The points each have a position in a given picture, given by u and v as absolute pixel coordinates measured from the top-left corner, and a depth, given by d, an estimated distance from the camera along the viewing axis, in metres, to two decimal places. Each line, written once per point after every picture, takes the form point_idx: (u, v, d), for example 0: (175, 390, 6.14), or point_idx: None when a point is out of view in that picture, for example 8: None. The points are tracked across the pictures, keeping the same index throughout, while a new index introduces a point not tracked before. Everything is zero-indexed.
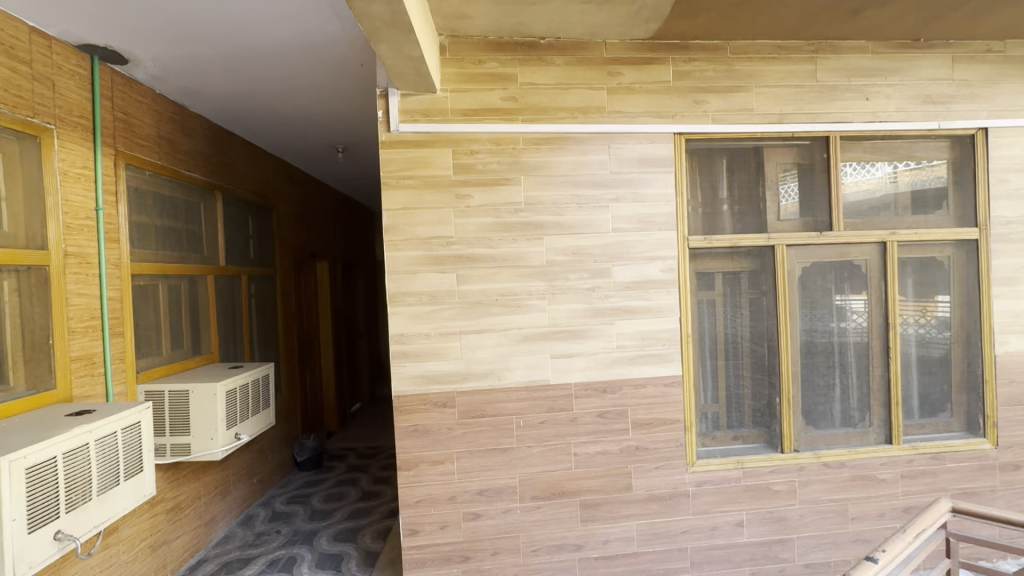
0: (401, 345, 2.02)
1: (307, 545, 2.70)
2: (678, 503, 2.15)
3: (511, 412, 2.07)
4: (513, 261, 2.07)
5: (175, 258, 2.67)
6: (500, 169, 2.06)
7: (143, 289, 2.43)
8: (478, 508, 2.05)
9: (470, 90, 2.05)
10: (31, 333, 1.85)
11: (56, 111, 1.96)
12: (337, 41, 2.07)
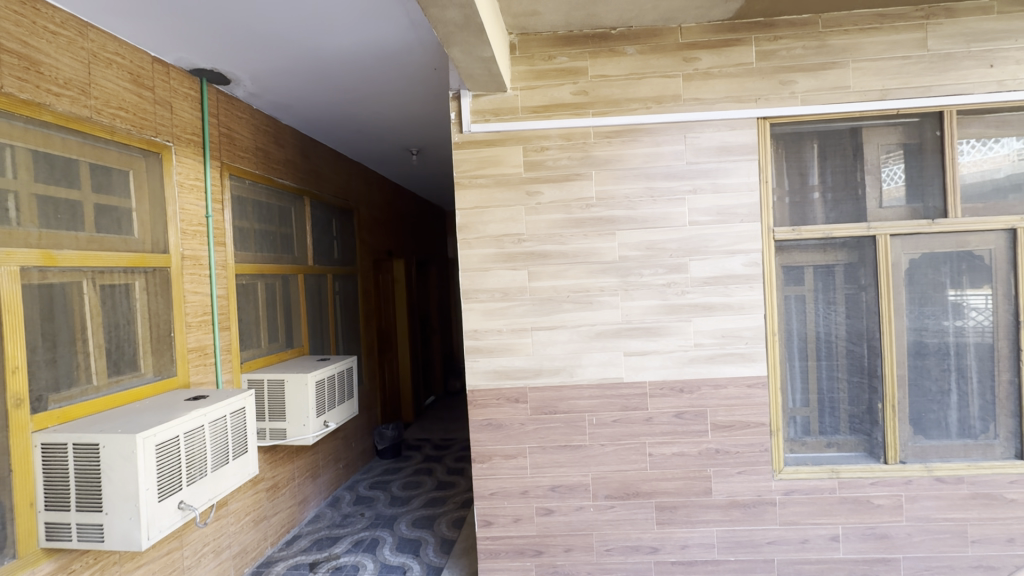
0: (474, 341, 2.08)
1: (389, 529, 2.86)
2: (764, 512, 2.03)
3: (583, 409, 2.05)
4: (584, 257, 2.04)
5: (271, 259, 2.92)
6: (571, 164, 2.04)
7: (245, 288, 2.68)
8: (551, 503, 2.06)
9: (539, 87, 2.05)
10: (157, 326, 2.10)
11: (173, 130, 2.22)
12: (412, 49, 2.15)
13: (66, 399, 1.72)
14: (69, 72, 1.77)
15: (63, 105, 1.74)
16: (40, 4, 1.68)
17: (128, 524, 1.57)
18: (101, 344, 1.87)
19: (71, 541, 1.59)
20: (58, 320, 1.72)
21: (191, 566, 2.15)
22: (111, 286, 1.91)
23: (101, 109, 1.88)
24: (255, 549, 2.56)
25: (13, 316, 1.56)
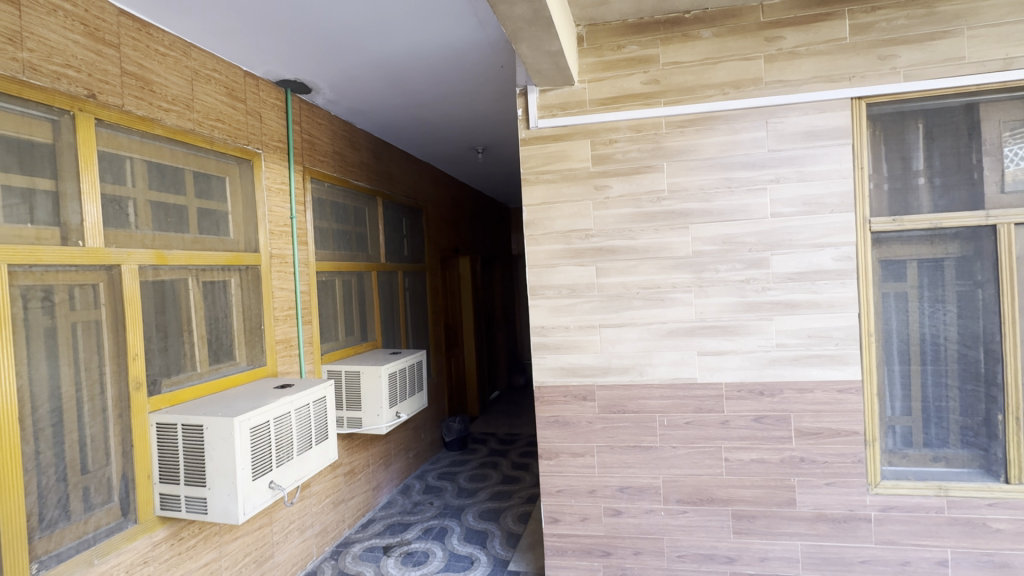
0: (541, 337, 2.07)
1: (457, 519, 2.93)
2: (856, 528, 1.86)
3: (654, 410, 1.99)
4: (655, 252, 1.97)
5: (347, 256, 3.09)
6: (641, 157, 1.98)
7: (324, 284, 2.85)
8: (619, 504, 2.01)
9: (608, 78, 2.00)
10: (249, 319, 2.29)
11: (262, 138, 2.39)
12: (480, 48, 2.17)
13: (175, 383, 1.92)
14: (176, 89, 1.96)
15: (172, 119, 1.93)
16: (153, 29, 1.87)
17: (227, 499, 1.73)
18: (204, 335, 2.06)
19: (180, 511, 1.77)
20: (169, 313, 1.91)
21: (279, 541, 2.32)
22: (211, 282, 2.11)
23: (202, 121, 2.07)
24: (334, 530, 2.72)
25: (134, 309, 1.76)
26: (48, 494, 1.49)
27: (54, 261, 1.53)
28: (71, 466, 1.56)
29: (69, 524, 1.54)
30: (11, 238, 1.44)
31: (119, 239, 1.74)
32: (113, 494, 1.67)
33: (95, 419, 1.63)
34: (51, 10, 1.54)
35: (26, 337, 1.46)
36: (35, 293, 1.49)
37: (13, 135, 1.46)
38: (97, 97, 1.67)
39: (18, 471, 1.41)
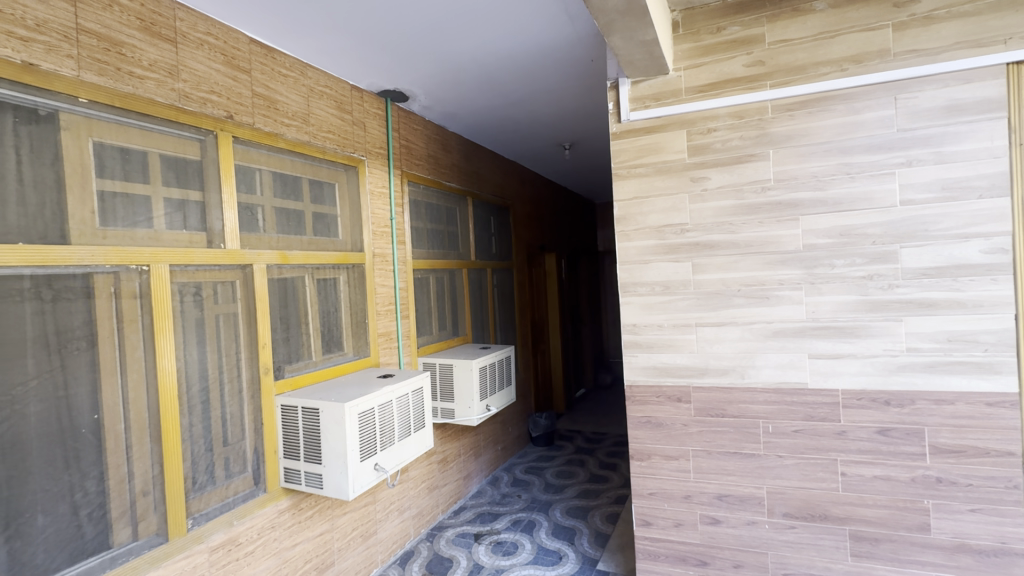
0: (633, 336, 2.02)
1: (544, 514, 2.96)
2: (1009, 564, 1.61)
3: (757, 415, 1.86)
4: (760, 246, 1.84)
5: (440, 254, 3.24)
6: (744, 145, 1.85)
7: (420, 281, 3.02)
8: (717, 513, 1.91)
9: (707, 64, 1.89)
10: (356, 313, 2.49)
11: (366, 146, 2.58)
12: (570, 43, 2.16)
13: (295, 370, 2.14)
14: (295, 105, 2.18)
15: (292, 133, 2.15)
16: (276, 53, 2.10)
17: (339, 477, 1.90)
18: (318, 327, 2.28)
19: (300, 484, 1.98)
20: (290, 307, 2.14)
21: (381, 519, 2.51)
22: (324, 280, 2.32)
23: (316, 133, 2.28)
24: (429, 513, 2.88)
25: (263, 302, 1.99)
26: (199, 461, 1.74)
27: (202, 260, 1.78)
28: (215, 438, 1.80)
29: (215, 488, 1.79)
30: (170, 242, 1.70)
31: (251, 241, 1.97)
32: (247, 465, 1.91)
33: (234, 398, 1.88)
34: (199, 44, 1.79)
35: (182, 326, 1.72)
36: (188, 288, 1.74)
37: (170, 154, 1.72)
38: (234, 117, 1.91)
39: (178, 439, 1.66)
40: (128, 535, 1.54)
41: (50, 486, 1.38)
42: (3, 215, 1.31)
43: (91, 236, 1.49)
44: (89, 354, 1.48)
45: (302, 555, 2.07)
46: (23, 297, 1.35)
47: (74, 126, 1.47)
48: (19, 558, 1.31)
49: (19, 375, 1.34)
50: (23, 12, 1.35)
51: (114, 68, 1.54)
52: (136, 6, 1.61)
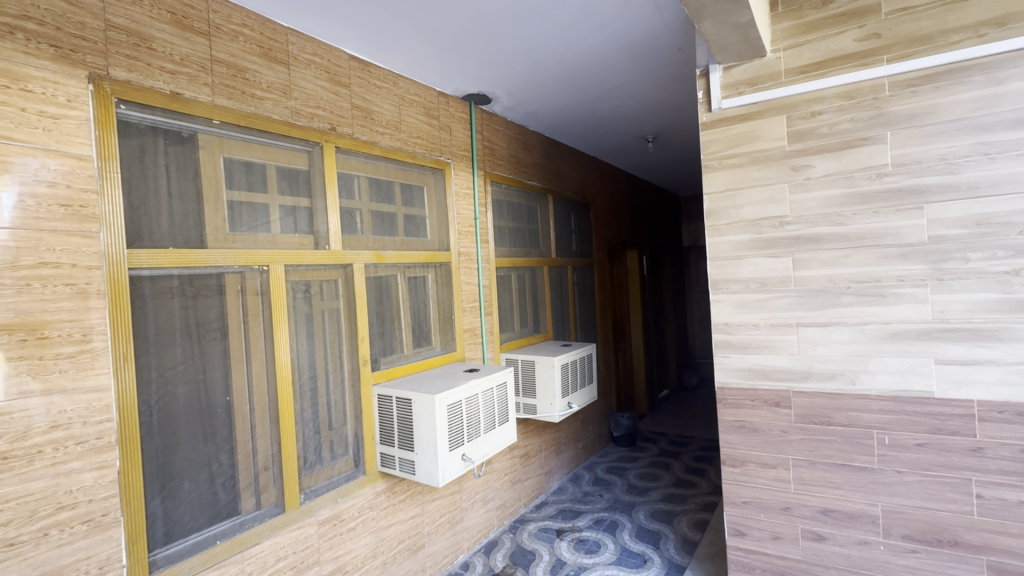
0: (724, 335, 1.92)
1: (628, 515, 2.91)
2: None
3: (870, 425, 1.69)
4: (874, 239, 1.67)
5: (522, 252, 3.29)
6: (854, 128, 1.69)
7: (502, 279, 3.09)
8: (822, 529, 1.77)
9: (811, 42, 1.75)
10: (443, 310, 2.60)
11: (452, 149, 2.69)
12: (656, 33, 2.10)
13: (390, 362, 2.29)
14: (388, 114, 2.32)
15: (386, 140, 2.30)
16: (372, 67, 2.25)
17: (430, 464, 2.01)
18: (409, 322, 2.41)
19: (395, 469, 2.12)
20: (384, 304, 2.29)
21: (467, 507, 2.61)
22: (414, 278, 2.45)
23: (407, 139, 2.41)
24: (512, 506, 2.95)
25: (361, 300, 2.15)
26: (309, 442, 1.93)
27: (311, 261, 1.96)
28: (322, 422, 1.98)
29: (322, 467, 1.97)
30: (284, 244, 1.89)
31: (351, 243, 2.14)
32: (349, 449, 2.08)
33: (338, 387, 2.05)
34: (308, 65, 1.97)
35: (294, 320, 1.90)
36: (299, 286, 1.93)
37: (284, 165, 1.91)
38: (336, 128, 2.08)
39: (292, 422, 1.85)
40: (253, 504, 1.74)
41: (194, 457, 1.60)
42: (159, 224, 1.54)
43: (223, 240, 1.70)
44: (222, 343, 1.69)
45: (396, 535, 2.22)
46: (173, 294, 1.57)
47: (210, 145, 1.68)
48: (171, 516, 1.54)
49: (171, 360, 1.56)
50: (171, 49, 1.57)
51: (240, 91, 1.74)
52: (257, 34, 1.81)
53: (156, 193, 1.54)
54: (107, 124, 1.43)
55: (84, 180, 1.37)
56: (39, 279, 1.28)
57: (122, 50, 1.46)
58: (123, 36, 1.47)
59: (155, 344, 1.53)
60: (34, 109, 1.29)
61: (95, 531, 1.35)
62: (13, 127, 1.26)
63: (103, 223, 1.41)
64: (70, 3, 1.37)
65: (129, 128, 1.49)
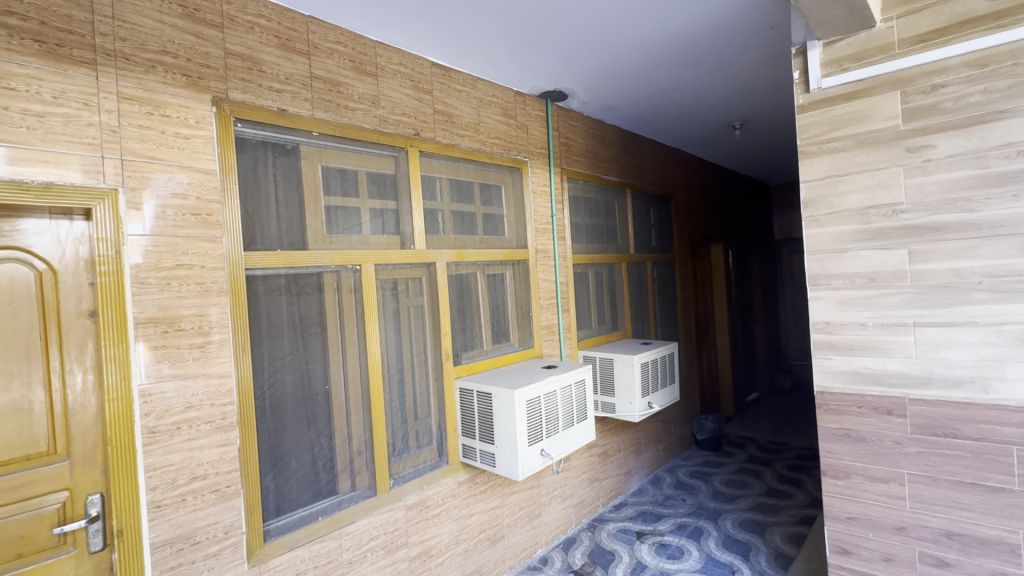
0: (825, 335, 1.77)
1: (713, 522, 2.77)
2: None
3: (1007, 440, 1.48)
4: (1013, 227, 1.45)
5: (599, 249, 3.24)
6: (987, 100, 1.48)
7: (580, 276, 3.07)
8: (947, 554, 1.57)
9: (931, 6, 1.55)
10: (521, 306, 2.64)
11: (529, 147, 2.71)
12: (745, 13, 1.97)
13: (470, 357, 2.37)
14: (468, 117, 2.40)
15: (466, 142, 2.37)
16: (452, 72, 2.33)
17: (510, 457, 2.05)
18: (488, 319, 2.48)
19: (476, 461, 2.18)
20: (465, 300, 2.36)
21: (545, 503, 2.63)
22: (493, 275, 2.51)
23: (485, 140, 2.47)
24: (590, 504, 2.93)
25: (444, 297, 2.24)
26: (397, 431, 2.05)
27: (398, 260, 2.08)
28: (409, 412, 2.10)
29: (409, 455, 2.09)
30: (374, 244, 2.02)
31: (434, 242, 2.24)
32: (433, 439, 2.18)
33: (423, 379, 2.16)
34: (394, 75, 2.09)
35: (383, 315, 2.03)
36: (387, 284, 2.06)
37: (373, 171, 2.04)
38: (420, 133, 2.18)
39: (382, 411, 1.98)
40: (349, 485, 1.89)
41: (300, 439, 1.76)
42: (268, 229, 1.72)
43: (322, 242, 1.85)
44: (321, 336, 1.84)
45: (477, 524, 2.29)
46: (281, 291, 1.74)
47: (310, 155, 1.84)
48: (282, 491, 1.71)
49: (279, 351, 1.73)
50: (278, 70, 1.73)
51: (335, 104, 1.88)
52: (350, 50, 1.94)
53: (266, 201, 1.72)
54: (227, 140, 1.61)
55: (209, 192, 1.56)
56: (176, 279, 1.48)
57: (238, 74, 1.63)
58: (239, 62, 1.64)
59: (267, 336, 1.70)
60: (171, 131, 1.49)
61: (221, 500, 1.54)
62: (155, 148, 1.46)
63: (225, 229, 1.59)
64: (197, 36, 1.55)
65: (244, 143, 1.67)
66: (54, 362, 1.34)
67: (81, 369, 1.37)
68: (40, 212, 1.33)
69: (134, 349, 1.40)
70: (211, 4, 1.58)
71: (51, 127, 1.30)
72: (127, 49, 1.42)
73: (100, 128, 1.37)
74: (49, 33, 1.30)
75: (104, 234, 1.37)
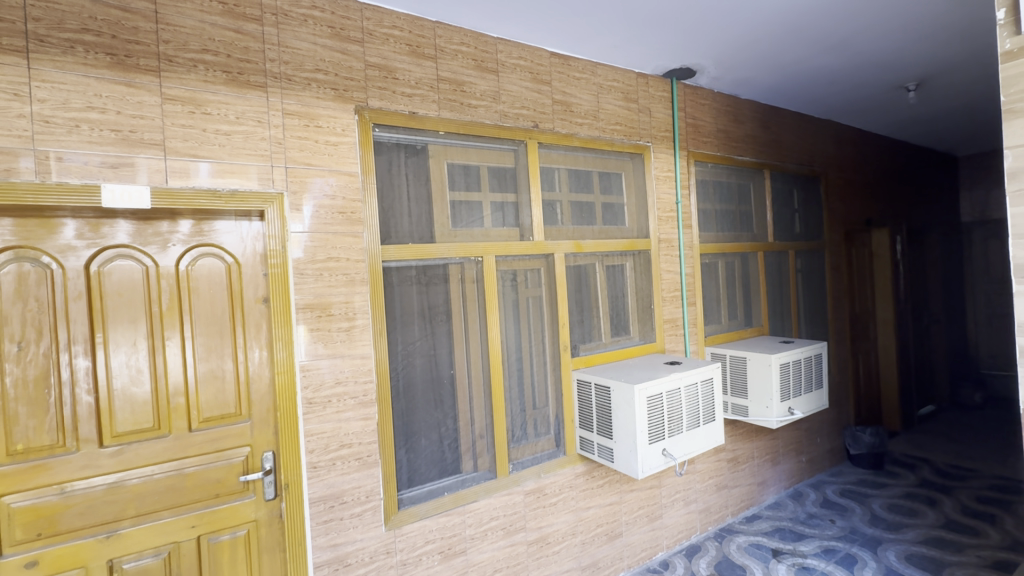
0: None
1: (871, 551, 2.40)
2: None
3: None
4: None
5: (732, 237, 2.97)
6: None
7: (708, 267, 2.84)
8: None
9: None
10: (642, 299, 2.53)
11: (652, 131, 2.57)
12: None
13: (589, 349, 2.34)
14: (587, 104, 2.35)
15: (584, 130, 2.33)
16: (571, 60, 2.30)
17: (630, 455, 1.99)
18: (608, 311, 2.42)
19: (594, 454, 2.15)
20: (583, 291, 2.33)
21: (667, 505, 2.51)
22: (612, 266, 2.44)
23: (605, 127, 2.40)
24: (718, 513, 2.72)
25: (563, 288, 2.23)
26: (516, 418, 2.11)
27: (517, 251, 2.12)
28: (527, 401, 2.15)
29: (527, 442, 2.14)
30: (495, 236, 2.08)
31: (553, 233, 2.24)
32: (550, 429, 2.21)
33: (541, 369, 2.19)
34: (514, 69, 2.12)
35: (504, 306, 2.10)
36: (507, 275, 2.11)
37: (494, 165, 2.11)
38: (539, 125, 2.19)
39: (502, 397, 2.05)
40: (472, 466, 2.00)
41: (428, 419, 1.91)
42: (401, 224, 1.87)
43: (447, 235, 1.97)
44: (447, 324, 1.96)
45: (595, 518, 2.26)
46: (412, 281, 1.89)
47: (436, 154, 1.96)
48: (413, 465, 1.87)
49: (411, 336, 1.88)
50: (409, 76, 1.86)
51: (459, 103, 1.97)
52: (473, 49, 2.01)
53: (399, 199, 1.87)
54: (367, 144, 1.78)
55: (353, 192, 1.74)
56: (328, 270, 1.68)
57: (376, 83, 1.79)
58: (377, 72, 1.80)
59: (401, 322, 1.86)
60: (323, 139, 1.69)
61: (363, 467, 1.72)
62: (311, 155, 1.67)
63: (366, 225, 1.77)
64: (343, 52, 1.73)
65: (381, 146, 1.84)
66: (239, 339, 1.61)
67: (258, 346, 1.64)
68: (229, 215, 1.60)
69: (296, 331, 1.63)
70: (354, 21, 1.76)
71: (235, 143, 1.55)
72: (289, 70, 1.63)
73: (270, 141, 1.60)
74: (233, 64, 1.55)
75: (273, 232, 1.60)
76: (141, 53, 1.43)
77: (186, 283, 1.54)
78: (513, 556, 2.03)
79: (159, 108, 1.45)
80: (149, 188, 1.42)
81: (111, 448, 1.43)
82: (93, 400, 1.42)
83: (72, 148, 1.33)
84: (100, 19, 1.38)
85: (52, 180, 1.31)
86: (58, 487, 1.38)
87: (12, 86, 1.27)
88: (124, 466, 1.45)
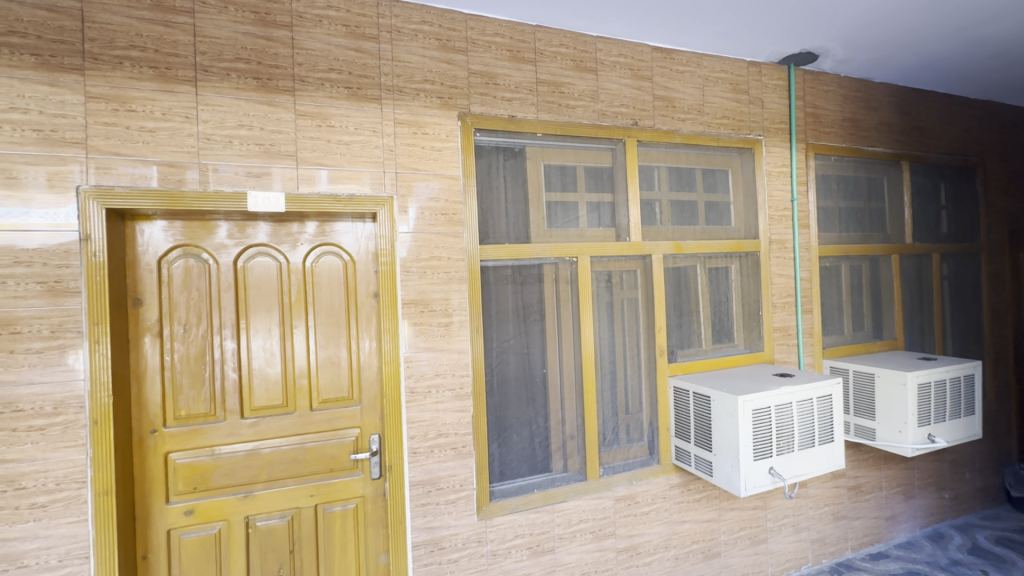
0: None
1: None
2: None
3: None
4: None
5: (859, 238, 2.65)
6: None
7: (828, 271, 2.57)
8: None
9: None
10: (749, 304, 2.35)
11: (765, 123, 2.38)
12: None
13: (687, 355, 2.23)
14: (691, 98, 2.24)
15: (687, 126, 2.22)
16: (675, 53, 2.21)
17: (731, 469, 1.86)
18: (709, 315, 2.28)
19: (690, 466, 2.05)
20: (683, 295, 2.23)
21: (773, 529, 2.31)
22: (715, 269, 2.30)
23: (711, 122, 2.27)
24: (834, 545, 2.45)
25: (660, 291, 2.16)
26: (608, 422, 2.07)
27: (613, 252, 2.08)
28: (620, 405, 2.10)
29: (619, 447, 2.09)
30: (591, 237, 2.07)
31: (651, 233, 2.16)
32: (643, 435, 2.14)
33: (635, 373, 2.13)
34: (613, 66, 2.09)
35: (597, 307, 2.07)
36: (602, 276, 2.08)
37: (592, 165, 2.09)
38: (639, 122, 2.13)
39: (594, 398, 2.03)
40: (562, 466, 2.00)
41: (520, 416, 1.95)
42: (498, 225, 1.93)
43: (543, 236, 1.99)
44: (541, 323, 1.99)
45: (690, 533, 2.15)
46: (508, 280, 1.94)
47: (534, 156, 1.99)
48: (504, 459, 1.92)
49: (505, 334, 1.93)
50: (509, 80, 1.91)
51: (557, 104, 1.98)
52: (572, 50, 2.02)
53: (497, 201, 1.93)
54: (469, 149, 1.87)
55: (454, 195, 1.83)
56: (431, 268, 1.79)
57: (478, 90, 1.87)
58: (479, 79, 1.87)
59: (496, 320, 1.92)
60: (429, 146, 1.80)
61: (458, 457, 1.81)
62: (418, 161, 1.79)
63: (466, 226, 1.85)
64: (448, 62, 1.83)
65: (481, 150, 1.91)
66: (353, 330, 1.77)
67: (368, 336, 1.79)
68: (347, 217, 1.76)
69: (401, 325, 1.75)
70: (459, 32, 1.85)
71: (353, 152, 1.71)
72: (401, 82, 1.76)
73: (383, 149, 1.74)
74: (354, 80, 1.71)
75: (384, 232, 1.74)
76: (280, 76, 1.63)
77: (311, 278, 1.73)
78: (602, 561, 2.00)
79: (293, 123, 1.64)
80: (283, 195, 1.62)
81: (249, 420, 1.65)
82: (236, 377, 1.65)
83: (225, 161, 1.56)
84: (249, 48, 1.60)
85: (211, 188, 1.55)
86: (209, 449, 1.62)
87: (183, 110, 1.52)
88: (259, 436, 1.66)
